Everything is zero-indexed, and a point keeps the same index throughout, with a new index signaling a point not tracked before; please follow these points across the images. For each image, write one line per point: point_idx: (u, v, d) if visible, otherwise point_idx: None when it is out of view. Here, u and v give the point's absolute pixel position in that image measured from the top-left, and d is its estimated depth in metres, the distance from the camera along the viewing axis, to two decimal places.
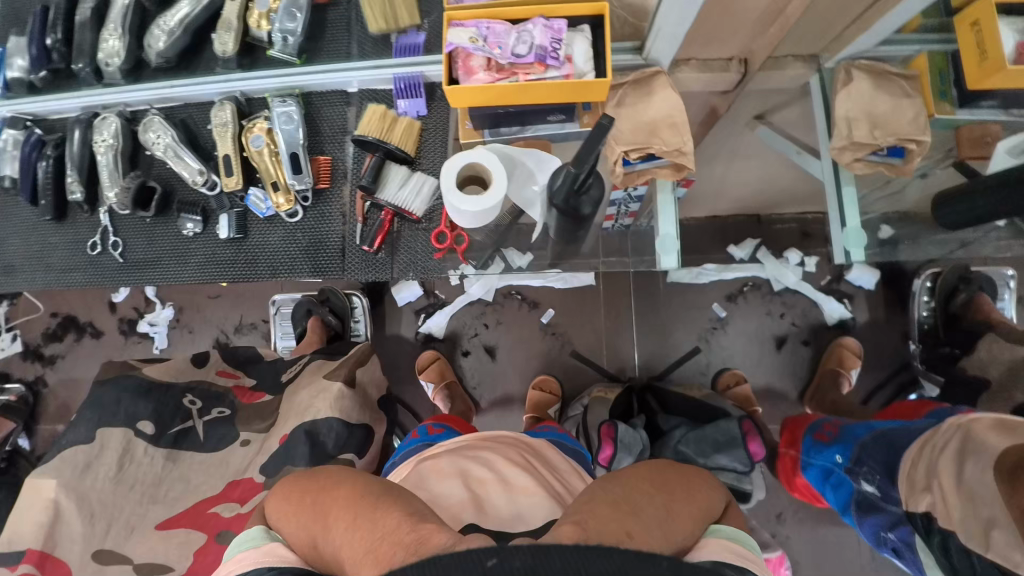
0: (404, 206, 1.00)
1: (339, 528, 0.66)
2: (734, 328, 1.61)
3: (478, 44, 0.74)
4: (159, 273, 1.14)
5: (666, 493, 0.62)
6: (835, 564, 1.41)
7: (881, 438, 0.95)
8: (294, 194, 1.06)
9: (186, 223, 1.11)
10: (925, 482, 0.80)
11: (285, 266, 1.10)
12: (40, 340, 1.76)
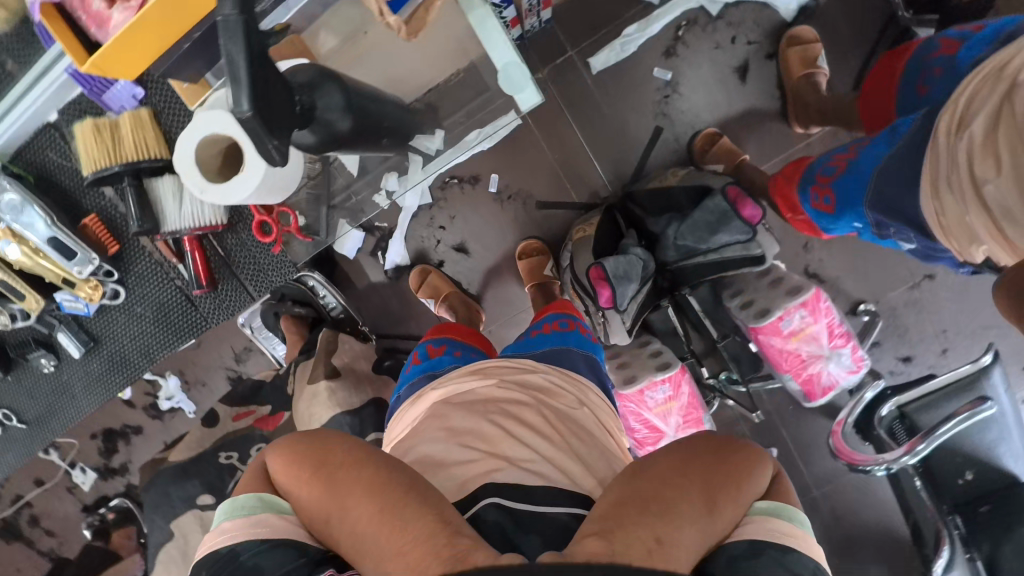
0: (200, 222, 0.85)
1: (364, 516, 0.53)
2: (688, 84, 1.38)
3: None
4: (61, 419, 1.01)
5: (703, 488, 0.52)
6: (875, 261, 1.37)
7: (884, 158, 0.78)
8: (95, 279, 0.89)
9: (38, 362, 0.96)
10: (969, 235, 0.68)
11: (157, 346, 0.96)
12: (102, 459, 1.77)
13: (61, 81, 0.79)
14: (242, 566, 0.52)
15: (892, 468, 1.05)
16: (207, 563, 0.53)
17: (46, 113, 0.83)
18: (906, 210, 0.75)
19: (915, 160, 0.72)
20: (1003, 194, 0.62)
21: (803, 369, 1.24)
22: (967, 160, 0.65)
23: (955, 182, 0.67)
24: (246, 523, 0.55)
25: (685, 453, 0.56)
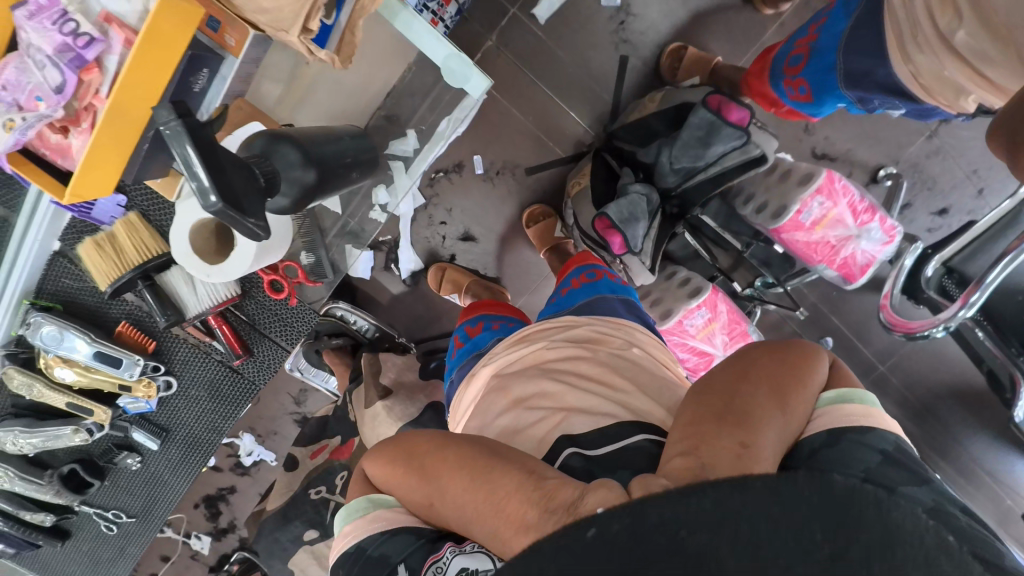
0: (218, 300, 0.81)
1: (456, 490, 0.50)
2: (640, 2, 1.31)
3: (21, 121, 0.57)
4: (166, 505, 0.98)
5: (772, 381, 0.46)
6: (882, 121, 1.30)
7: (846, 30, 0.75)
8: (147, 377, 0.83)
9: (126, 459, 0.90)
10: (954, 89, 0.66)
11: (223, 416, 0.93)
12: (211, 523, 1.91)
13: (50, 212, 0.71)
14: (370, 559, 0.55)
15: (951, 326, 1.02)
16: (343, 562, 0.57)
17: (48, 245, 0.73)
18: (879, 78, 0.72)
19: (875, 26, 0.71)
20: (975, 38, 0.60)
21: (835, 255, 1.21)
22: (928, 17, 0.64)
23: (922, 41, 0.65)
24: (363, 522, 0.57)
25: (739, 360, 0.49)
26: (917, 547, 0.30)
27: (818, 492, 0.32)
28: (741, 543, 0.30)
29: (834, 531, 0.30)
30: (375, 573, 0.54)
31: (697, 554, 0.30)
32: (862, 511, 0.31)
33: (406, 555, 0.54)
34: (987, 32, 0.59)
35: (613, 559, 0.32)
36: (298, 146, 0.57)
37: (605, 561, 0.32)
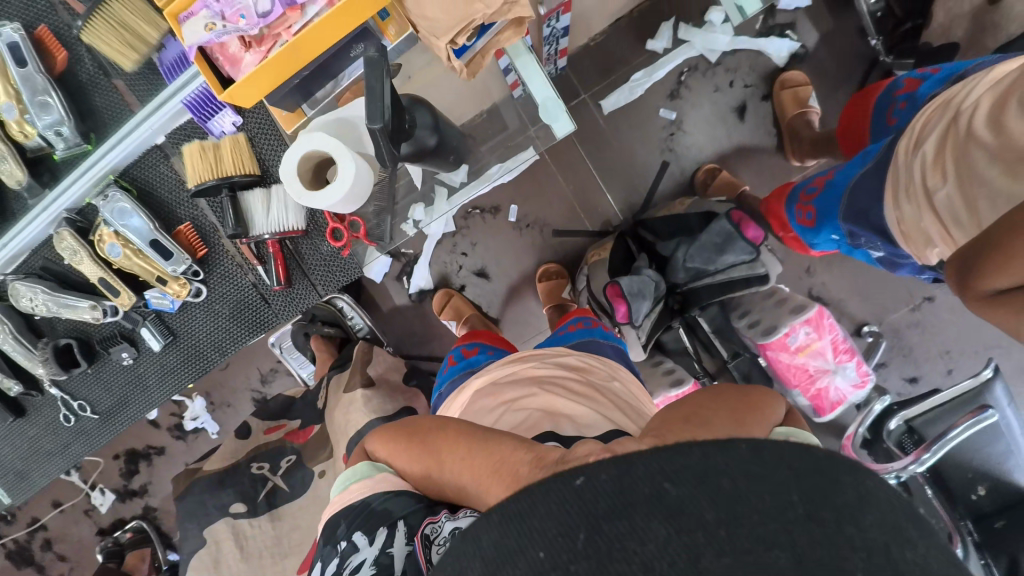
0: (283, 228, 0.79)
1: (454, 460, 0.54)
2: (692, 122, 1.50)
3: (218, 29, 0.52)
4: (135, 414, 0.92)
5: (729, 407, 0.53)
6: (873, 282, 1.45)
7: (858, 175, 0.91)
8: (185, 278, 0.81)
9: (121, 354, 0.87)
10: (925, 237, 0.78)
11: (230, 342, 0.88)
12: (123, 481, 1.80)
13: (169, 112, 0.74)
14: (374, 512, 0.57)
15: (903, 477, 1.08)
16: (345, 515, 0.59)
17: (152, 139, 0.76)
18: (873, 218, 0.87)
19: (877, 179, 0.86)
20: (951, 199, 0.73)
21: (811, 384, 1.31)
22: (922, 176, 0.77)
23: (912, 194, 0.79)
24: (371, 480, 0.60)
25: (705, 392, 0.57)
26: (887, 515, 0.35)
27: (801, 462, 0.38)
28: (722, 496, 0.35)
29: (809, 498, 0.35)
30: (376, 523, 0.56)
31: (679, 502, 0.35)
32: (841, 481, 0.37)
33: (407, 512, 0.57)
34: (962, 197, 0.72)
35: (598, 506, 0.36)
36: (432, 114, 0.61)
37: (594, 503, 0.36)
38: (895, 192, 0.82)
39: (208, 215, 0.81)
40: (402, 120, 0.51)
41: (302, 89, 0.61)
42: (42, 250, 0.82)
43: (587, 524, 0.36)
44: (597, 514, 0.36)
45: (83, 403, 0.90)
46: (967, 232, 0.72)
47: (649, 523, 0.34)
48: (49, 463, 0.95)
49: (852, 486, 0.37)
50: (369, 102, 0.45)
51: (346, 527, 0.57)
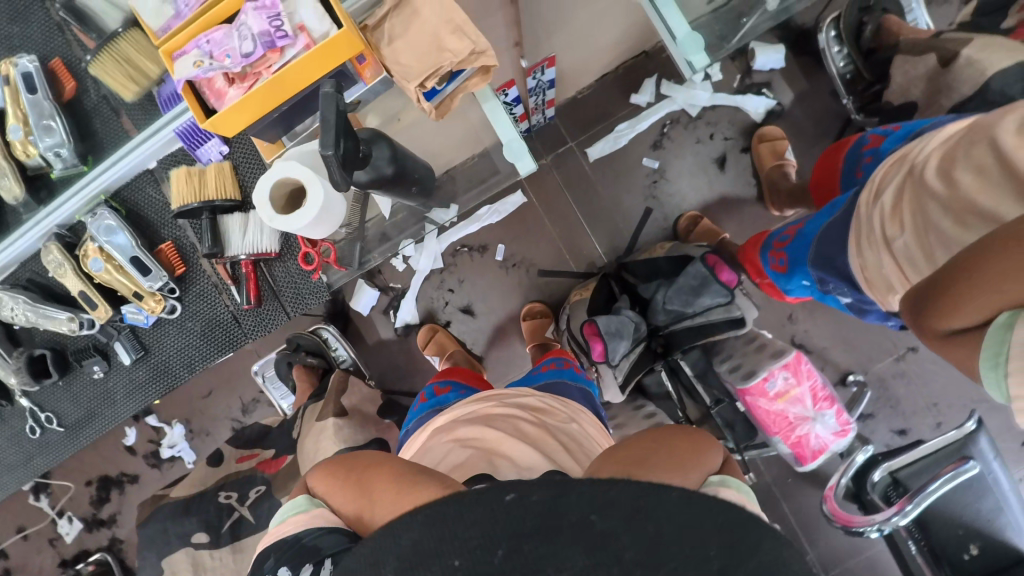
0: (257, 250, 0.82)
1: (383, 498, 0.54)
2: (674, 171, 1.57)
3: (206, 65, 0.56)
4: (100, 428, 0.92)
5: (668, 449, 0.54)
6: (853, 331, 1.46)
7: (826, 224, 0.94)
8: (160, 293, 0.84)
9: (93, 366, 0.88)
10: (886, 283, 0.81)
11: (199, 359, 0.90)
12: (91, 509, 1.78)
13: (162, 139, 0.76)
14: (304, 547, 0.54)
15: (884, 530, 1.05)
16: (276, 549, 0.56)
17: (144, 163, 0.79)
18: (838, 265, 0.90)
19: (841, 229, 0.90)
20: (908, 246, 0.76)
21: (791, 431, 1.29)
22: (881, 226, 0.80)
23: (872, 243, 0.82)
24: (308, 515, 0.58)
25: (652, 435, 0.57)
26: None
27: (725, 514, 0.39)
28: (643, 538, 0.35)
29: (726, 553, 0.36)
30: (304, 558, 0.53)
31: (603, 536, 0.35)
32: (763, 545, 0.38)
33: (336, 550, 0.53)
34: (918, 245, 0.74)
35: (529, 520, 0.36)
36: (390, 147, 0.66)
37: (523, 521, 0.37)
38: (857, 239, 0.85)
39: (188, 233, 0.84)
40: (357, 149, 0.56)
41: (283, 121, 0.66)
42: (29, 263, 0.85)
43: (509, 540, 0.36)
44: (522, 532, 0.36)
45: (50, 414, 0.91)
46: (923, 278, 0.74)
47: (570, 552, 0.35)
48: (12, 475, 0.95)
49: (770, 551, 0.38)
50: (323, 126, 0.50)
51: (273, 562, 0.54)
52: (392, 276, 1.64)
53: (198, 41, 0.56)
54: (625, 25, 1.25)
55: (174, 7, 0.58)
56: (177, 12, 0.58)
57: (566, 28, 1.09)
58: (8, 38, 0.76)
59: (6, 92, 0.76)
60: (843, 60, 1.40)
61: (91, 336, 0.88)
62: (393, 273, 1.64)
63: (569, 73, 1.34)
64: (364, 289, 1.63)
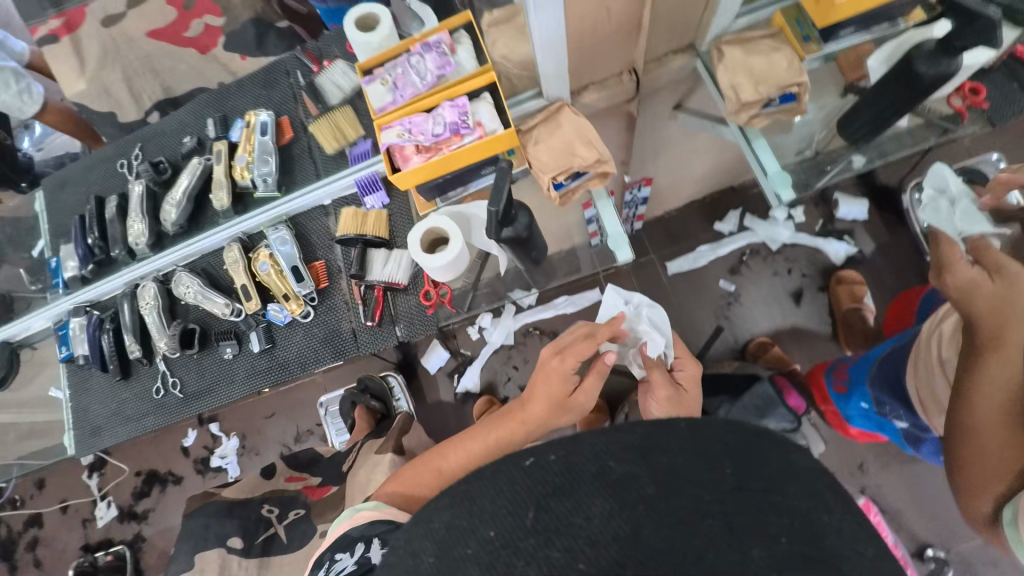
0: (390, 279, 0.87)
1: (449, 460, 0.81)
2: (749, 297, 1.64)
3: (406, 137, 0.75)
4: (211, 405, 0.97)
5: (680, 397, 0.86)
6: (933, 495, 1.35)
7: (886, 351, 1.02)
8: (303, 296, 0.91)
9: (225, 347, 0.95)
10: (936, 403, 0.87)
11: (313, 362, 0.93)
12: (130, 500, 1.91)
13: (342, 183, 0.94)
14: (352, 537, 0.69)
15: None
16: (335, 543, 0.71)
17: (322, 200, 0.95)
18: (899, 389, 0.95)
19: (901, 355, 0.98)
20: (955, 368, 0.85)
21: None
22: (938, 348, 0.88)
23: (931, 366, 0.89)
24: (349, 520, 0.72)
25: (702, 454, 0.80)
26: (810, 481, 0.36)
27: (734, 434, 0.37)
28: (661, 471, 0.34)
29: (741, 465, 0.35)
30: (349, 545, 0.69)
31: (624, 478, 0.34)
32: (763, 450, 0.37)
33: (380, 533, 0.68)
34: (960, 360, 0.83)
35: (550, 481, 0.36)
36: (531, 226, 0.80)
37: (544, 481, 0.36)
38: (916, 367, 0.94)
39: (337, 258, 0.93)
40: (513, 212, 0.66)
41: (443, 187, 0.82)
42: (206, 257, 1.00)
43: (533, 503, 0.35)
44: (547, 495, 0.35)
45: (175, 380, 0.98)
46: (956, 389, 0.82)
47: (592, 498, 0.34)
48: (113, 428, 1.02)
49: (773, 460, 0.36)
50: (493, 187, 0.60)
51: (334, 550, 0.70)
52: (464, 343, 1.76)
53: (404, 121, 0.75)
54: (715, 162, 1.42)
55: (393, 96, 0.78)
56: (393, 99, 0.79)
57: (666, 157, 1.28)
58: (256, 98, 1.03)
59: (243, 134, 0.98)
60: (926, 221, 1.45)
61: (235, 322, 0.96)
62: (466, 339, 1.77)
63: (660, 191, 1.50)
64: (437, 349, 1.77)
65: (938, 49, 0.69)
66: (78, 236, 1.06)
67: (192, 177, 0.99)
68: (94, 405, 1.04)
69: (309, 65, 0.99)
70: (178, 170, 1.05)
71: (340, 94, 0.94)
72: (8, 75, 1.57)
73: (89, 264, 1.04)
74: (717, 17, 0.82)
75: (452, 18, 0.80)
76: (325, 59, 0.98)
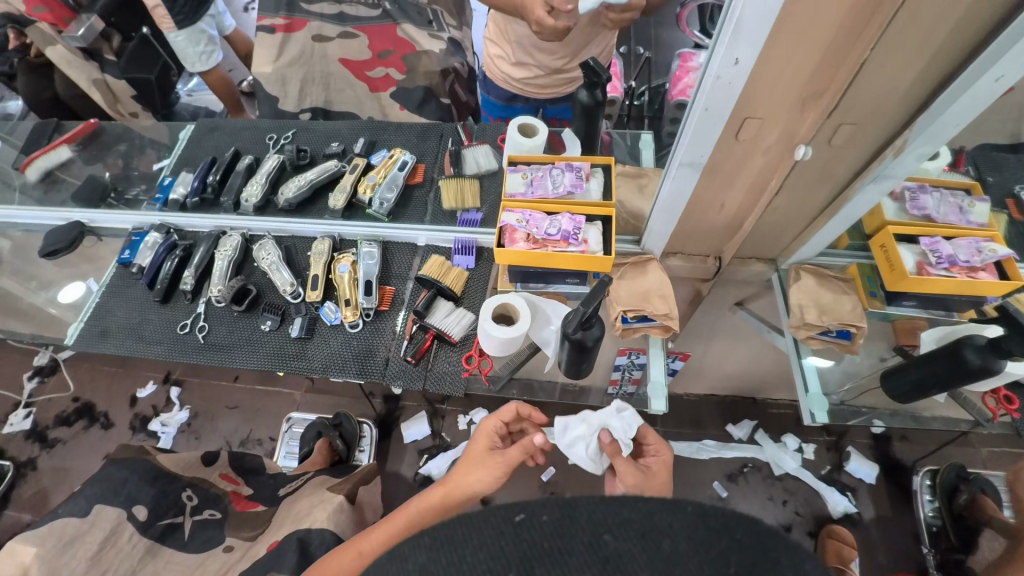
0: (444, 330, 0.92)
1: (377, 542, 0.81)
2: (736, 511, 1.59)
3: (522, 223, 0.84)
4: (222, 363, 0.98)
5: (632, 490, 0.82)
6: None
7: None
8: (360, 310, 0.96)
9: (265, 319, 0.99)
10: None
11: (333, 370, 0.94)
12: (50, 422, 1.80)
13: (443, 234, 1.04)
14: None
15: None
16: None
17: (418, 239, 1.04)
18: None
19: None
20: None
21: None
22: None
23: None
24: None
25: None
26: None
27: (743, 530, 0.33)
28: (660, 560, 0.30)
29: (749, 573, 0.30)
30: None
31: (618, 555, 0.31)
32: (782, 561, 0.32)
33: None
34: None
35: (540, 545, 0.31)
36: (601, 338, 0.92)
37: (534, 542, 0.32)
38: None
39: (406, 292, 0.99)
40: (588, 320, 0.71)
41: (526, 278, 0.89)
42: (295, 237, 1.09)
43: (519, 563, 0.31)
44: (533, 556, 0.31)
45: (204, 325, 1.01)
46: None
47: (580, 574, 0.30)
48: (120, 342, 1.03)
49: (790, 573, 0.31)
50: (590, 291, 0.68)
51: None
52: (449, 427, 1.73)
53: (525, 212, 0.86)
54: (748, 367, 1.49)
55: (524, 190, 0.91)
56: (523, 193, 0.91)
57: (709, 344, 1.37)
58: (406, 143, 1.19)
59: (383, 162, 1.12)
60: (931, 510, 1.52)
61: (288, 302, 1.01)
62: (452, 426, 1.74)
63: (690, 371, 1.56)
64: (420, 421, 1.74)
65: (989, 346, 0.77)
66: (201, 172, 1.18)
67: (323, 173, 1.11)
68: (117, 312, 1.06)
69: (461, 139, 1.17)
70: (313, 163, 1.19)
71: (476, 169, 1.09)
72: (204, 38, 1.80)
73: (194, 197, 1.14)
74: (806, 246, 0.94)
75: (597, 155, 0.95)
76: (477, 140, 1.16)
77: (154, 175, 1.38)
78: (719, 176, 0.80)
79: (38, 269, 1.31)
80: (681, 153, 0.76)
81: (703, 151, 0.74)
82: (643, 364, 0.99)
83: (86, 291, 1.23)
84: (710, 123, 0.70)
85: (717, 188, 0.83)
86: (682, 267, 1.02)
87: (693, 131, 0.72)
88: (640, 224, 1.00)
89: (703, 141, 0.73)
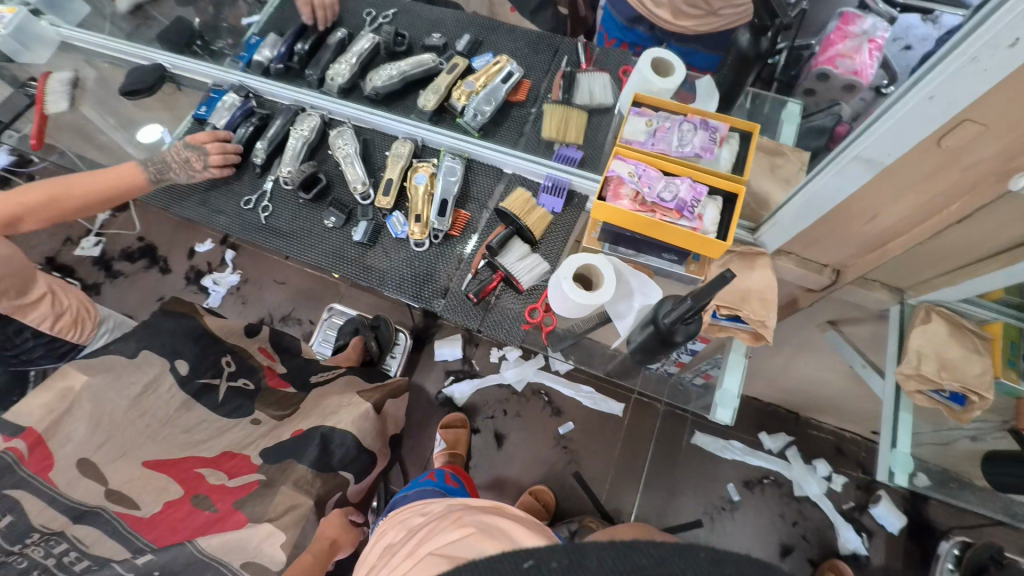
0: (514, 275, 0.84)
1: None
2: (742, 518, 1.54)
3: (634, 179, 0.72)
4: (280, 249, 0.94)
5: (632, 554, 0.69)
6: None
7: None
8: (429, 230, 0.89)
9: (329, 215, 0.93)
10: None
11: (387, 286, 0.89)
12: (117, 255, 1.89)
13: (534, 167, 0.92)
14: None
15: None
16: None
17: (505, 165, 0.93)
18: None
19: None
20: None
21: None
22: None
23: None
24: None
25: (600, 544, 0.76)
26: None
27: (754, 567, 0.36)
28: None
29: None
30: None
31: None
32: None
33: None
34: None
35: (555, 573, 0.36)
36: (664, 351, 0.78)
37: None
38: None
39: (481, 221, 0.90)
40: (692, 315, 0.62)
41: (618, 241, 0.78)
42: (375, 131, 1.00)
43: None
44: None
45: (268, 206, 0.97)
46: None
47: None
48: (184, 201, 1.01)
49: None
50: (711, 284, 0.58)
51: None
52: (480, 358, 1.71)
53: (640, 166, 0.74)
54: (807, 386, 1.37)
55: (644, 140, 0.78)
56: (642, 143, 0.78)
57: (775, 352, 1.25)
58: (515, 51, 1.05)
59: (486, 67, 0.99)
60: None
61: (356, 202, 0.95)
62: (483, 357, 1.72)
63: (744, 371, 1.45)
64: (454, 344, 1.73)
65: None
66: (291, 36, 1.08)
67: (417, 65, 0.99)
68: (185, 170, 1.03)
69: (579, 59, 1.02)
70: (409, 53, 1.07)
71: (588, 100, 0.94)
72: None
73: (280, 63, 1.06)
74: (951, 288, 0.79)
75: (739, 118, 0.79)
76: (597, 66, 1.00)
77: (242, 31, 1.30)
78: (894, 186, 0.66)
79: (117, 104, 1.28)
80: (863, 146, 0.62)
81: (894, 150, 0.60)
82: (696, 350, 0.90)
83: (160, 139, 1.20)
84: (922, 119, 0.55)
85: (882, 198, 0.68)
86: (792, 270, 0.88)
87: (895, 122, 0.57)
88: (762, 211, 0.87)
89: (900, 138, 0.58)
